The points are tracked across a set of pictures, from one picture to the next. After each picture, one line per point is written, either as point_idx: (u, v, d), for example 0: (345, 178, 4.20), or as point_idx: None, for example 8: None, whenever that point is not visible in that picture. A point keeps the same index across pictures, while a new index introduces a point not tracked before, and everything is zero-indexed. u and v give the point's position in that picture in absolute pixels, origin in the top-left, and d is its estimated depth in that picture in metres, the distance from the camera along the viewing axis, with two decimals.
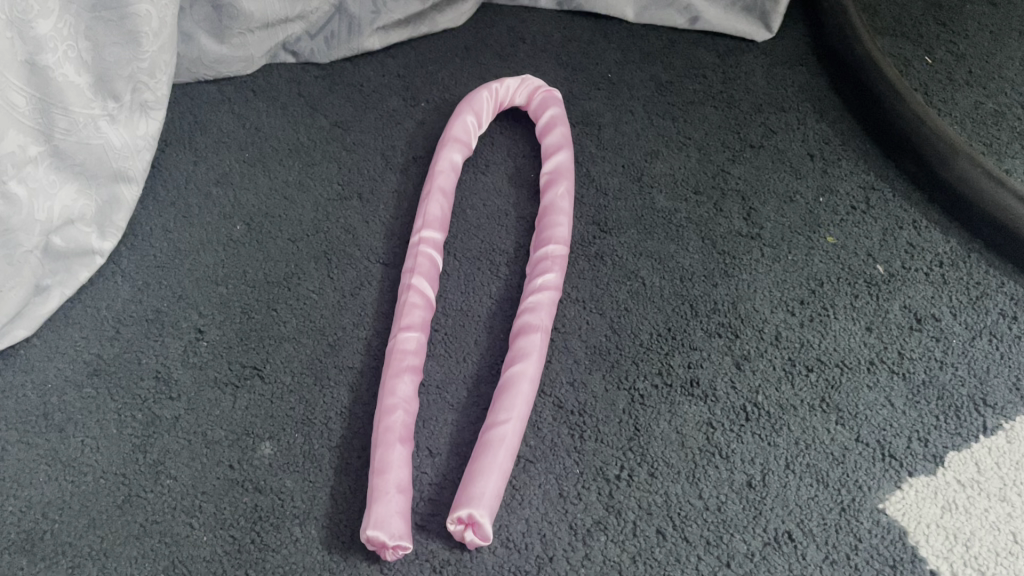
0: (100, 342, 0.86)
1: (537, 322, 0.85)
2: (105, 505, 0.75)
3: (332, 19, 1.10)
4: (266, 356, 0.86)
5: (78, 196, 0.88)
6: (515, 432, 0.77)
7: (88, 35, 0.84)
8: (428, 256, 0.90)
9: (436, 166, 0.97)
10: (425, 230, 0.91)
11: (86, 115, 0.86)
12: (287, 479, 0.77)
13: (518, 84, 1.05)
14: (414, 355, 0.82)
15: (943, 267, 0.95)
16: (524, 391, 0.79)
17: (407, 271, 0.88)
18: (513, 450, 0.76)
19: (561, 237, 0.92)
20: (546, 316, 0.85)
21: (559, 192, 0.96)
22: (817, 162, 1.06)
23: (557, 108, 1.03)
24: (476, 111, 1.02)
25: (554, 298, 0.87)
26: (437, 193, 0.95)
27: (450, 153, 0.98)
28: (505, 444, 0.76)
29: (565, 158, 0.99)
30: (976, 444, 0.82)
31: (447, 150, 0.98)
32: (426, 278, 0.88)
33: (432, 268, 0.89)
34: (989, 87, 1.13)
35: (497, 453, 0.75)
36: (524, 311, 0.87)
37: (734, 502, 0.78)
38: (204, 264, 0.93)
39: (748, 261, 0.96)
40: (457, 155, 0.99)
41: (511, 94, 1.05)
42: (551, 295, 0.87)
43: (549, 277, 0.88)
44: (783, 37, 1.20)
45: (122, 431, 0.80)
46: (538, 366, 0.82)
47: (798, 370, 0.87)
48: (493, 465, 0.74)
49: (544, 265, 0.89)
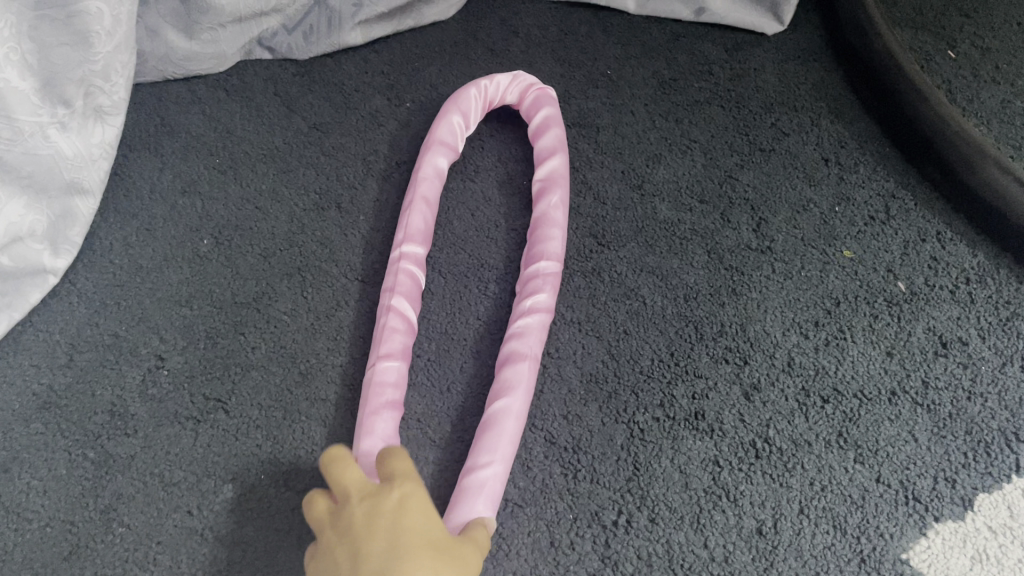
0: (52, 371, 0.79)
1: (525, 350, 0.77)
2: (51, 558, 0.69)
3: (311, 13, 1.02)
4: (231, 387, 0.79)
5: (27, 211, 0.80)
6: (498, 477, 0.70)
7: (32, 35, 0.76)
8: (409, 274, 0.82)
9: (419, 173, 0.89)
10: (407, 244, 0.84)
11: (33, 122, 0.78)
12: (250, 528, 0.71)
13: (509, 81, 0.97)
14: (394, 388, 0.75)
15: (971, 284, 0.88)
16: (509, 429, 0.72)
17: (386, 291, 0.81)
18: (496, 496, 0.69)
19: (554, 253, 0.84)
20: (535, 342, 0.78)
21: (553, 201, 0.88)
22: (832, 167, 0.98)
23: (551, 108, 0.95)
24: (464, 110, 0.94)
25: (544, 321, 0.80)
26: (419, 203, 0.87)
27: (435, 158, 0.90)
28: (486, 491, 0.68)
29: (560, 162, 0.91)
30: (1008, 485, 0.74)
31: (432, 154, 0.91)
32: (408, 298, 0.81)
33: (413, 287, 0.82)
34: (1017, 84, 1.04)
35: (477, 502, 0.68)
36: (512, 336, 0.79)
37: (744, 552, 0.71)
38: (168, 282, 0.86)
39: (758, 277, 0.88)
40: (443, 160, 0.91)
41: (501, 91, 0.97)
42: (541, 318, 0.80)
43: (540, 299, 0.81)
44: (796, 30, 1.12)
45: (73, 473, 0.73)
46: (525, 398, 0.74)
47: (813, 401, 0.79)
48: (471, 516, 0.67)
49: (535, 284, 0.82)
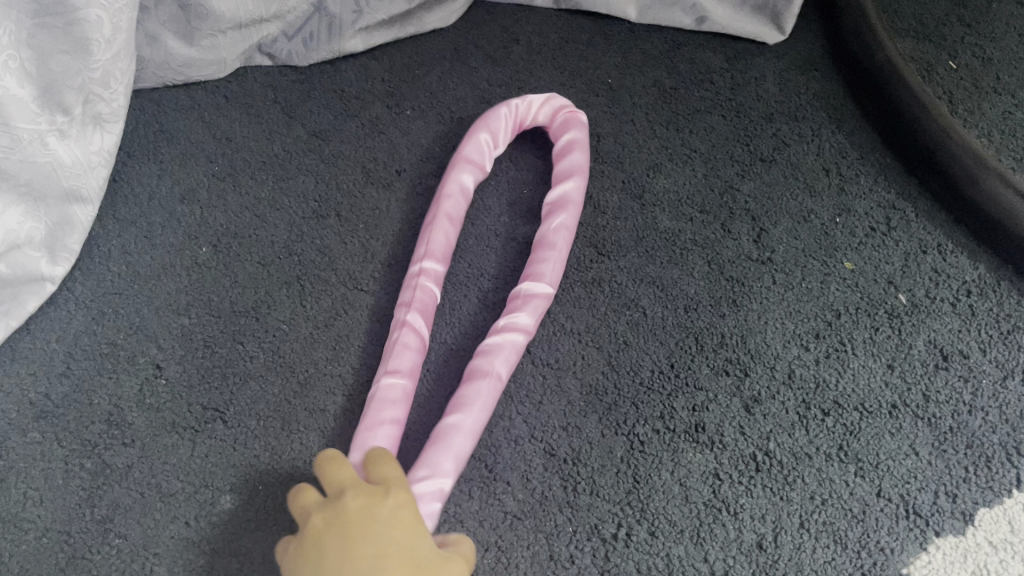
0: (49, 380, 0.79)
1: (489, 368, 0.76)
2: (47, 569, 0.69)
3: (311, 19, 1.01)
4: (229, 397, 0.79)
5: (26, 218, 0.79)
6: (438, 496, 0.69)
7: (30, 43, 0.75)
8: (424, 290, 0.81)
9: (444, 189, 0.88)
10: (426, 260, 0.83)
11: (31, 130, 0.77)
12: (247, 539, 0.70)
13: (542, 102, 0.96)
14: (399, 405, 0.74)
15: (972, 296, 0.87)
16: (456, 446, 0.71)
17: (401, 306, 0.80)
18: (432, 513, 0.68)
19: (541, 275, 0.83)
20: (502, 363, 0.76)
21: (555, 225, 0.86)
22: (833, 177, 0.98)
23: (578, 131, 0.93)
24: (493, 129, 0.93)
25: (518, 342, 0.78)
26: (442, 220, 0.86)
27: (460, 175, 0.89)
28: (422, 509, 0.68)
29: (575, 185, 0.89)
30: (1008, 499, 0.74)
31: (456, 171, 0.90)
32: (423, 314, 0.80)
33: (428, 303, 0.81)
34: (1018, 95, 1.04)
35: None
36: (482, 352, 0.78)
37: (744, 566, 0.71)
38: (166, 290, 0.85)
39: (759, 289, 0.88)
40: (469, 179, 0.90)
41: (533, 111, 0.96)
42: (516, 340, 0.78)
43: (517, 319, 0.80)
44: (798, 39, 1.12)
45: (69, 483, 0.73)
46: (479, 417, 0.73)
47: (814, 414, 0.79)
48: None
49: (515, 305, 0.81)
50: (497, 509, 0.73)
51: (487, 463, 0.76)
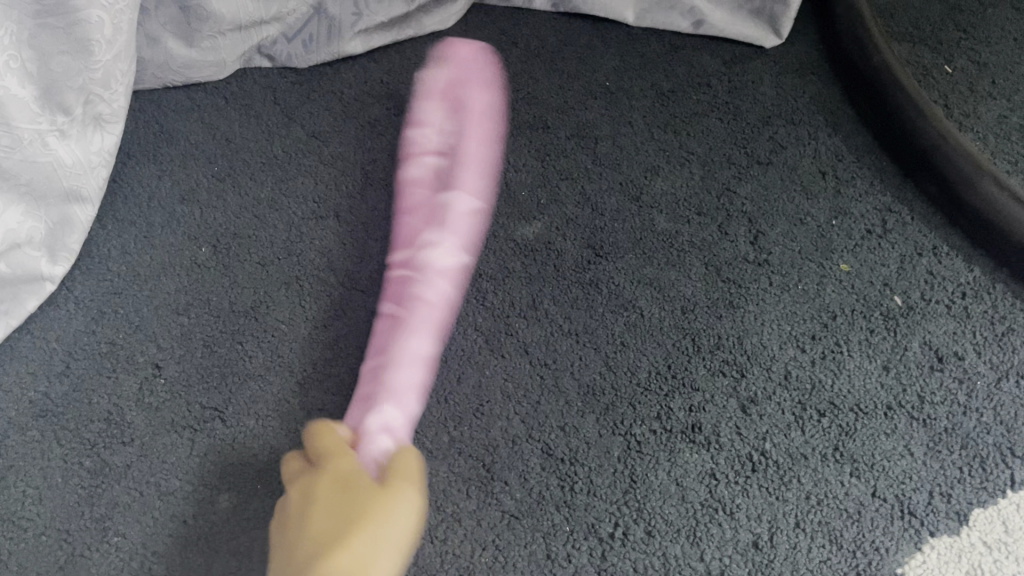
0: (49, 379, 0.79)
1: (431, 301, 0.86)
2: (46, 566, 0.69)
3: (311, 21, 1.02)
4: (228, 397, 0.79)
5: (26, 217, 0.80)
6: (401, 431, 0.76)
7: (31, 43, 0.75)
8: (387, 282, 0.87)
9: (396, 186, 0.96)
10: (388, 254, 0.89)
11: (32, 130, 0.77)
12: (246, 538, 0.71)
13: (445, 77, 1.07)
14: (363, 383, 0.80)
15: (967, 299, 0.88)
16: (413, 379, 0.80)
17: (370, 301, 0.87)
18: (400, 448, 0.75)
19: (465, 214, 0.93)
20: (439, 292, 0.86)
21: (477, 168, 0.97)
22: (829, 180, 0.98)
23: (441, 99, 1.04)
24: (425, 115, 1.02)
25: (451, 270, 0.88)
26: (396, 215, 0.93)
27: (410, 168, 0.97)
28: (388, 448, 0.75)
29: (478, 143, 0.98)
30: (1003, 500, 0.75)
31: (406, 166, 0.97)
32: (390, 299, 0.85)
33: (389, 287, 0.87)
34: (1013, 99, 1.05)
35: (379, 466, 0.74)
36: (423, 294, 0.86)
37: (740, 566, 0.71)
38: (165, 290, 0.86)
39: (755, 290, 0.88)
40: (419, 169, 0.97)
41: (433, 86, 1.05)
42: (448, 265, 0.88)
43: (449, 255, 0.89)
44: (795, 42, 1.12)
45: (68, 482, 0.73)
46: (423, 348, 0.82)
47: (810, 415, 0.80)
48: None
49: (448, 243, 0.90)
50: (494, 508, 0.74)
51: (484, 462, 0.76)
